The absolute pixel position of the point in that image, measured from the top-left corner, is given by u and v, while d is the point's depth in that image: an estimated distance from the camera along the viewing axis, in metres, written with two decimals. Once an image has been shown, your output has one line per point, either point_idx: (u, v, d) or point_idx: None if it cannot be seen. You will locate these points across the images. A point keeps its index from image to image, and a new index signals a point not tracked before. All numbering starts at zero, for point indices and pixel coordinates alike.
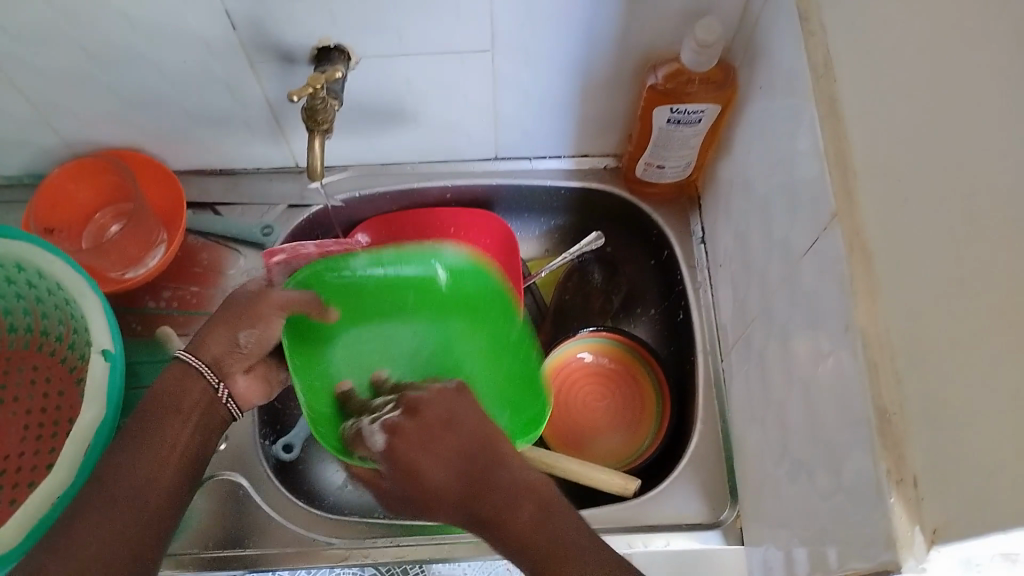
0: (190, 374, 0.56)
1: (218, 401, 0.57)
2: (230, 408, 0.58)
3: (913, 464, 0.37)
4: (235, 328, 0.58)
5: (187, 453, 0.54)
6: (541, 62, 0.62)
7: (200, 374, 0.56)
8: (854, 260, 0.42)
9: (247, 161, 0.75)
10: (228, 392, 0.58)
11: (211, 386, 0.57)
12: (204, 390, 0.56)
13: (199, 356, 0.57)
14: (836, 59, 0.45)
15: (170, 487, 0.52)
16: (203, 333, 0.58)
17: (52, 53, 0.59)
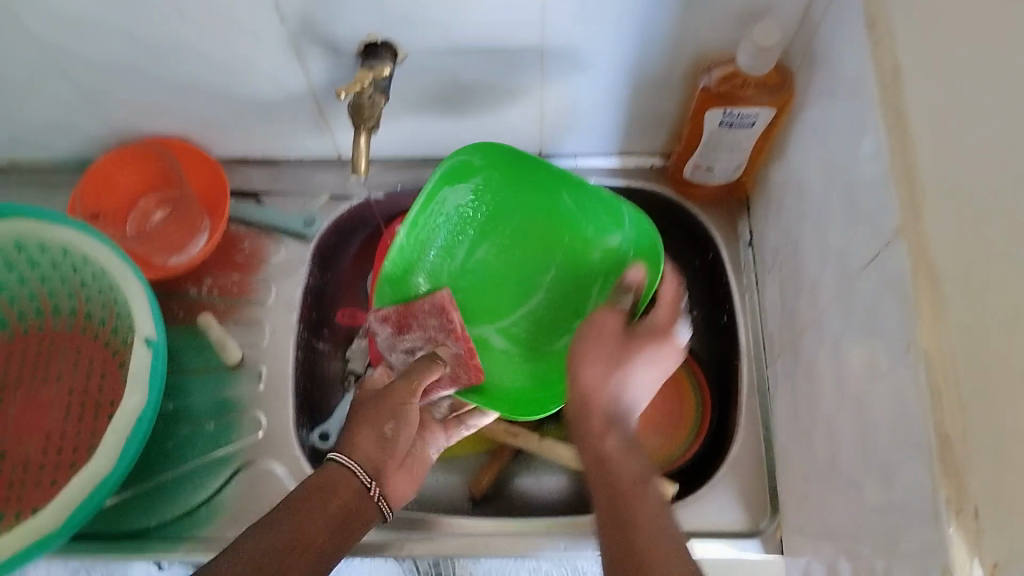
0: (346, 475, 0.57)
1: (370, 498, 0.57)
2: (383, 509, 0.58)
3: (974, 494, 0.36)
4: (377, 424, 0.61)
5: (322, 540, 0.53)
6: (592, 60, 0.61)
7: (355, 475, 0.57)
8: (919, 280, 0.40)
9: (291, 151, 0.75)
10: (381, 491, 0.58)
11: (365, 484, 0.57)
12: (358, 490, 0.57)
13: (352, 457, 0.58)
14: (904, 68, 0.44)
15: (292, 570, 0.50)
16: (351, 437, 0.60)
17: (103, 44, 0.60)
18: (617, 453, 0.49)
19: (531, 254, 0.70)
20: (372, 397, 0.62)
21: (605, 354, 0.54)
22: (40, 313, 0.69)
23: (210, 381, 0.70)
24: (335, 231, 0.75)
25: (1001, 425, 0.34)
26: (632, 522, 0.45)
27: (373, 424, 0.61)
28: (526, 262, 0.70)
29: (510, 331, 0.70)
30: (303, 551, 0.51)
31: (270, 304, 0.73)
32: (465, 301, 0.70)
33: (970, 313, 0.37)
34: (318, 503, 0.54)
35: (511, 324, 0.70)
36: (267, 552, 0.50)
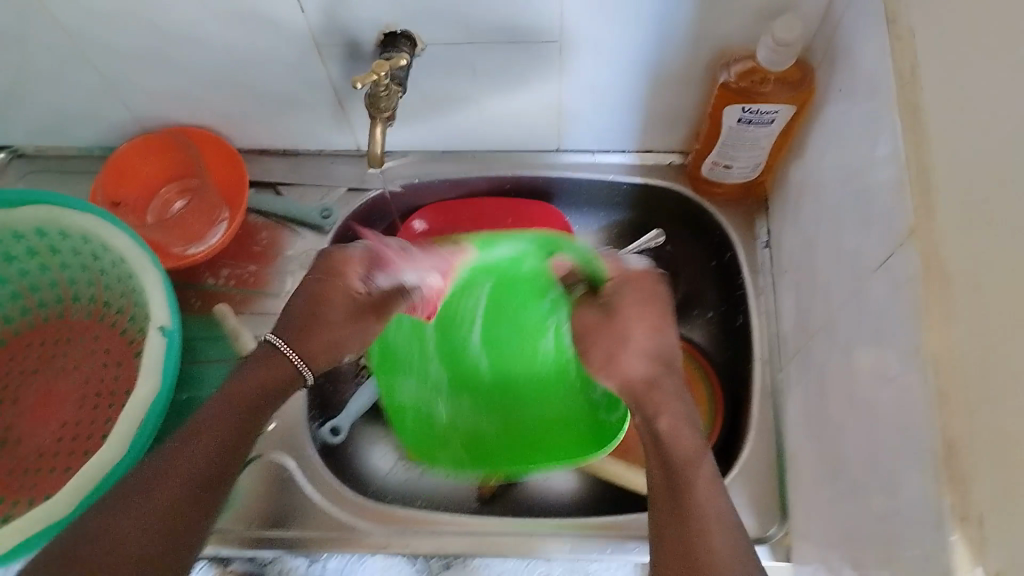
0: (279, 359, 0.59)
1: (298, 375, 0.59)
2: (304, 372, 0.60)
3: (979, 503, 0.35)
4: (325, 316, 0.61)
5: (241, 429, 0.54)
6: (610, 55, 0.60)
7: (284, 353, 0.59)
8: (931, 284, 0.40)
9: (311, 143, 0.76)
10: (307, 365, 0.60)
11: (296, 368, 0.59)
12: (288, 370, 0.59)
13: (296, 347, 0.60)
14: (923, 65, 0.43)
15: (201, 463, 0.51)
16: (302, 325, 0.60)
17: (126, 32, 0.60)
18: (670, 429, 0.50)
19: (535, 380, 0.71)
20: (309, 301, 0.61)
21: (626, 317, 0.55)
22: (61, 301, 0.71)
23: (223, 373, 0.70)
24: (352, 225, 0.75)
25: (1010, 432, 0.33)
26: (695, 507, 0.46)
27: (318, 309, 0.61)
28: (531, 367, 0.71)
29: (458, 330, 0.71)
30: (221, 442, 0.52)
31: (285, 295, 0.73)
32: (498, 293, 0.68)
33: (983, 316, 0.36)
34: (267, 366, 0.58)
35: (461, 342, 0.72)
36: (213, 453, 0.52)
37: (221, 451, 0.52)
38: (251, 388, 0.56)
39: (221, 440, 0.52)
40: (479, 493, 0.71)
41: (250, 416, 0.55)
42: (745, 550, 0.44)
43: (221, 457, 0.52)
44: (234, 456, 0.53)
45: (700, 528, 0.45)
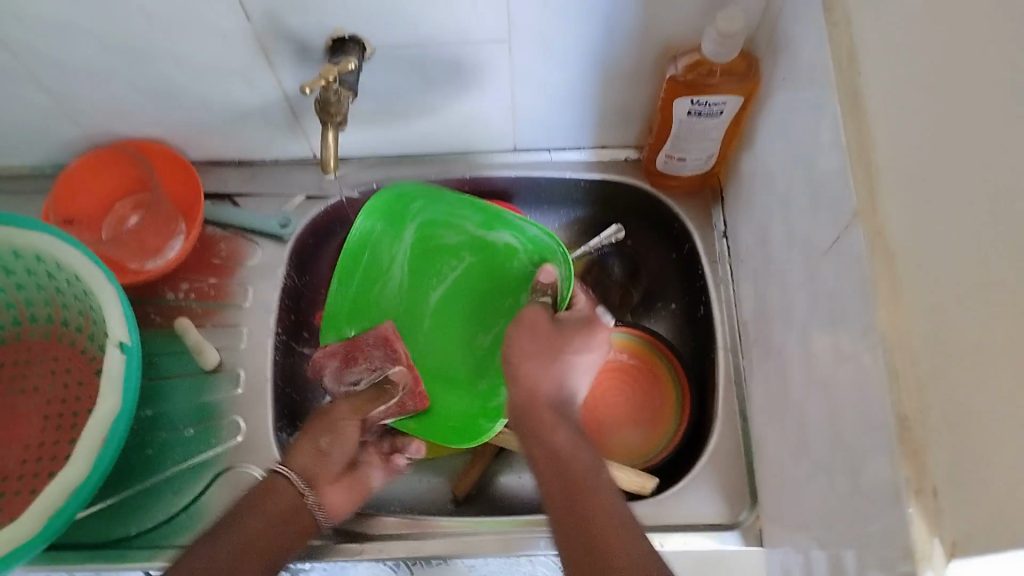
0: (281, 483, 0.62)
1: (303, 507, 0.62)
2: (316, 516, 0.63)
3: (933, 473, 0.35)
4: (317, 438, 0.66)
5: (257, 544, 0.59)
6: (559, 53, 0.61)
7: (290, 482, 0.63)
8: (877, 262, 0.40)
9: (265, 153, 0.75)
10: (316, 500, 0.63)
11: (297, 489, 0.62)
12: (290, 495, 0.62)
13: (290, 465, 0.64)
14: (859, 49, 0.44)
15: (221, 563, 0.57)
16: (295, 446, 0.65)
17: (71, 47, 0.60)
18: (568, 442, 0.55)
19: (459, 376, 0.72)
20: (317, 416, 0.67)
21: (546, 345, 0.59)
22: (18, 322, 0.70)
23: (189, 387, 0.70)
24: (311, 233, 0.75)
25: (962, 401, 0.34)
26: (588, 510, 0.50)
27: (312, 445, 0.65)
28: (452, 342, 0.73)
29: (429, 286, 0.73)
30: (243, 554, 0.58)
31: (246, 307, 0.72)
32: (474, 287, 0.73)
33: (930, 290, 0.36)
34: (262, 507, 0.61)
35: (439, 246, 0.73)
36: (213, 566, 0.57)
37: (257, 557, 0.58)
38: (260, 521, 0.60)
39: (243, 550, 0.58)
40: (453, 496, 0.71)
41: (281, 517, 0.61)
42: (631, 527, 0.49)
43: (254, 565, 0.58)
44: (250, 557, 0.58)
45: (595, 523, 0.49)
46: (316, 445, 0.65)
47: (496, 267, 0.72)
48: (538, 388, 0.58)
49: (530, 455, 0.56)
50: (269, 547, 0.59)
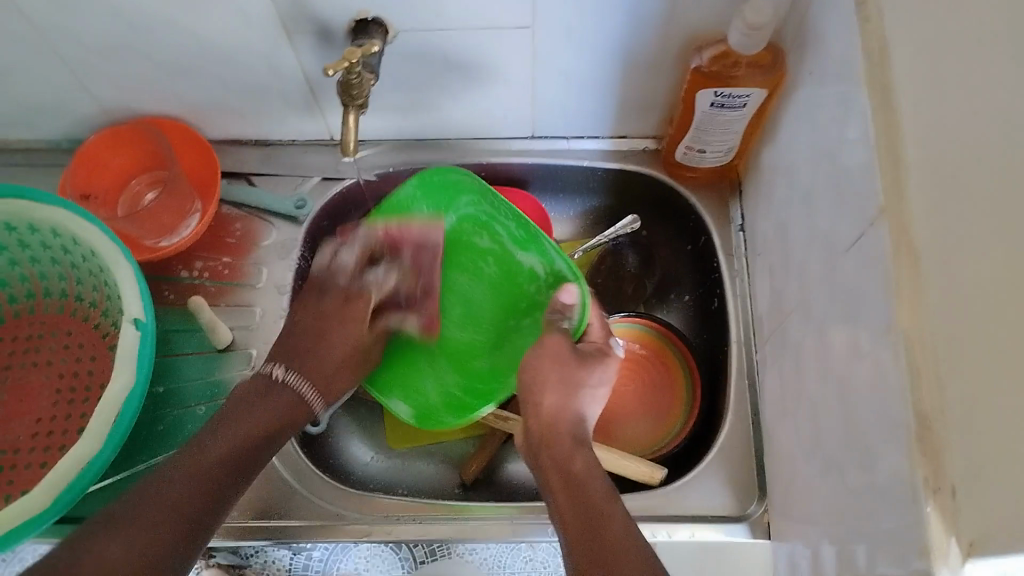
0: (288, 394, 0.63)
1: (302, 403, 0.63)
2: (309, 398, 0.64)
3: (950, 472, 0.35)
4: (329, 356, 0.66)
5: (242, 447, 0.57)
6: (583, 40, 0.60)
7: (300, 396, 0.64)
8: (901, 259, 0.40)
9: (282, 132, 0.75)
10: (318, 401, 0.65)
11: (297, 390, 0.63)
12: (291, 397, 0.63)
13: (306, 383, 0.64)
14: (891, 44, 0.44)
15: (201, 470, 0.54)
16: (312, 361, 0.65)
17: (93, 22, 0.59)
18: (583, 469, 0.55)
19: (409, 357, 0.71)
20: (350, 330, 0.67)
21: (564, 376, 0.60)
22: (31, 296, 0.70)
23: (200, 364, 0.70)
24: (327, 214, 0.75)
25: (981, 400, 0.34)
26: (606, 534, 0.49)
27: (323, 346, 0.66)
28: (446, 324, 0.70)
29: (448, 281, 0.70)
30: (234, 446, 0.57)
31: (260, 286, 0.73)
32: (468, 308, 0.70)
33: (954, 290, 0.36)
34: (265, 400, 0.61)
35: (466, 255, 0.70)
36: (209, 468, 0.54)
37: (240, 452, 0.57)
38: (255, 414, 0.59)
39: (234, 451, 0.57)
40: (461, 480, 0.71)
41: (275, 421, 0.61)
42: (646, 557, 0.47)
43: (236, 463, 0.56)
44: (243, 475, 0.56)
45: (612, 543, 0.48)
46: (329, 351, 0.66)
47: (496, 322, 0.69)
48: (559, 411, 0.59)
49: (546, 480, 0.55)
50: (251, 450, 0.58)
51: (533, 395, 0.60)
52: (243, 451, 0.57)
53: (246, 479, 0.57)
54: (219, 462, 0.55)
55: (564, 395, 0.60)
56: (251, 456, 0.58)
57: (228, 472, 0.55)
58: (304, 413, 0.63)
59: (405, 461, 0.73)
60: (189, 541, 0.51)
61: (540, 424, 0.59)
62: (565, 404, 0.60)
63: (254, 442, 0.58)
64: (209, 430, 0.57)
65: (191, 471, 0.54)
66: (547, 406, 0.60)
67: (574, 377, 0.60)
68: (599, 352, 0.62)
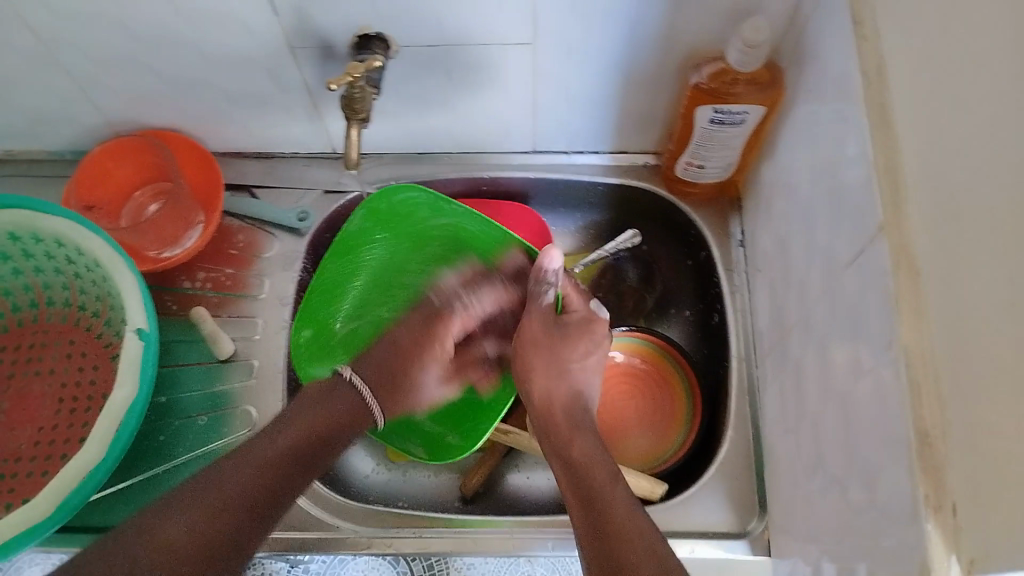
0: (351, 396, 0.62)
1: (366, 409, 0.62)
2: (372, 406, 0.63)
3: (952, 492, 0.36)
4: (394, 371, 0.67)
5: (307, 439, 0.55)
6: (585, 57, 0.61)
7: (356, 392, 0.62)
8: (900, 276, 0.40)
9: (285, 145, 0.75)
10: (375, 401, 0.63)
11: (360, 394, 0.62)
12: (352, 398, 0.61)
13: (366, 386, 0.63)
14: (888, 65, 0.44)
15: (267, 460, 0.52)
16: (372, 369, 0.66)
17: (98, 36, 0.60)
18: (584, 455, 0.56)
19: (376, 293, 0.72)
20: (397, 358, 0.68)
21: (548, 360, 0.63)
22: (35, 304, 0.70)
23: (201, 375, 0.70)
24: (328, 227, 0.76)
25: (979, 418, 0.34)
26: (613, 512, 0.49)
27: (385, 357, 0.68)
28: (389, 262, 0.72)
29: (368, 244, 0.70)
30: (300, 436, 0.55)
31: (262, 298, 0.73)
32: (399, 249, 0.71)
33: (953, 309, 0.36)
34: (323, 403, 0.59)
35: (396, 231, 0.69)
36: (277, 457, 0.53)
37: (304, 446, 0.55)
38: (325, 408, 0.59)
39: (301, 443, 0.55)
40: (460, 493, 0.71)
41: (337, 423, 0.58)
42: (647, 531, 0.47)
43: (304, 456, 0.54)
44: (311, 466, 0.54)
45: (614, 519, 0.48)
46: (390, 362, 0.68)
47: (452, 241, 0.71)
48: (551, 393, 0.62)
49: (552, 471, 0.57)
50: (320, 443, 0.56)
51: (544, 394, 0.62)
52: (309, 446, 0.55)
53: (313, 473, 0.55)
54: (285, 455, 0.53)
55: (549, 373, 0.63)
56: (320, 449, 0.56)
57: (296, 467, 0.53)
58: (361, 419, 0.61)
59: (404, 473, 0.73)
60: (258, 519, 0.48)
61: (540, 414, 0.62)
62: (556, 392, 0.62)
63: (320, 440, 0.56)
64: (280, 418, 0.56)
65: (254, 458, 0.52)
66: (554, 392, 0.62)
67: (558, 354, 0.63)
68: (580, 324, 0.64)
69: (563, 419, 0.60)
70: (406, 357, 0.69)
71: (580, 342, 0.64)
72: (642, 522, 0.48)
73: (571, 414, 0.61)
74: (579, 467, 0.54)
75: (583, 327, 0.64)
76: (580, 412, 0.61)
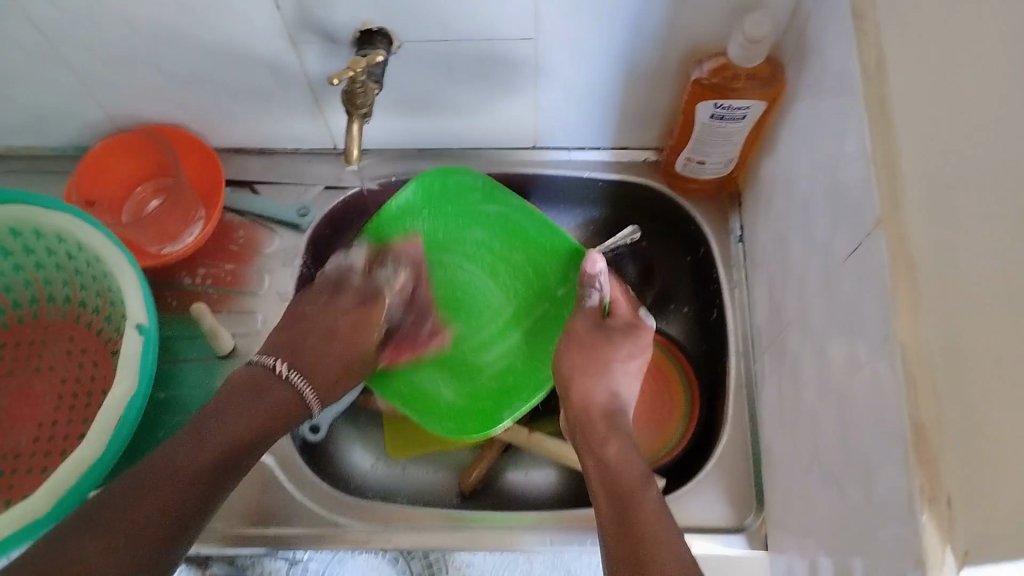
0: (293, 397, 0.63)
1: (300, 398, 0.63)
2: (304, 395, 0.64)
3: (947, 483, 0.36)
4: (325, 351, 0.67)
5: (237, 438, 0.57)
6: (585, 52, 0.61)
7: (288, 385, 0.63)
8: (898, 270, 0.40)
9: (286, 141, 0.76)
10: (307, 388, 0.64)
11: (287, 381, 0.63)
12: (283, 387, 0.62)
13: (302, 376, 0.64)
14: (888, 59, 0.44)
15: (195, 467, 0.53)
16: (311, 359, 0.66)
17: (101, 30, 0.60)
18: (617, 454, 0.57)
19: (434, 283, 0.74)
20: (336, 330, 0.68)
21: (591, 359, 0.63)
22: (35, 300, 0.70)
23: (201, 371, 0.70)
24: (329, 223, 0.76)
25: (974, 409, 0.34)
26: (637, 516, 0.51)
27: (320, 340, 0.67)
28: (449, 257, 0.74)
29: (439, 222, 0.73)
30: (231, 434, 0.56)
31: (263, 293, 0.73)
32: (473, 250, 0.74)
33: (950, 300, 0.36)
34: (258, 396, 0.60)
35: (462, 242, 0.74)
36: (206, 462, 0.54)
37: (226, 456, 0.55)
38: (256, 404, 0.59)
39: (229, 445, 0.56)
40: (459, 489, 0.71)
41: (255, 430, 0.58)
42: (672, 536, 0.49)
43: (224, 466, 0.55)
44: (237, 466, 0.56)
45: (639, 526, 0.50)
46: (324, 337, 0.67)
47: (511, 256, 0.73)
48: (590, 397, 0.63)
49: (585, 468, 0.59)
50: (250, 441, 0.57)
51: (582, 396, 0.63)
52: (220, 462, 0.55)
53: (239, 472, 0.56)
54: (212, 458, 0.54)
55: (593, 375, 0.63)
56: (250, 448, 0.57)
57: (222, 468, 0.55)
58: (295, 411, 0.62)
59: (404, 468, 0.73)
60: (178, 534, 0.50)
61: (577, 417, 0.62)
62: (595, 395, 0.63)
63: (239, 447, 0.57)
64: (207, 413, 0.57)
65: (178, 463, 0.53)
66: (591, 393, 0.63)
67: (602, 354, 0.63)
68: (629, 327, 0.65)
69: (602, 422, 0.61)
70: (332, 360, 0.67)
71: (616, 344, 0.64)
72: (666, 529, 0.50)
73: (609, 417, 0.62)
74: (611, 469, 0.56)
75: (627, 331, 0.65)
76: (616, 414, 0.62)
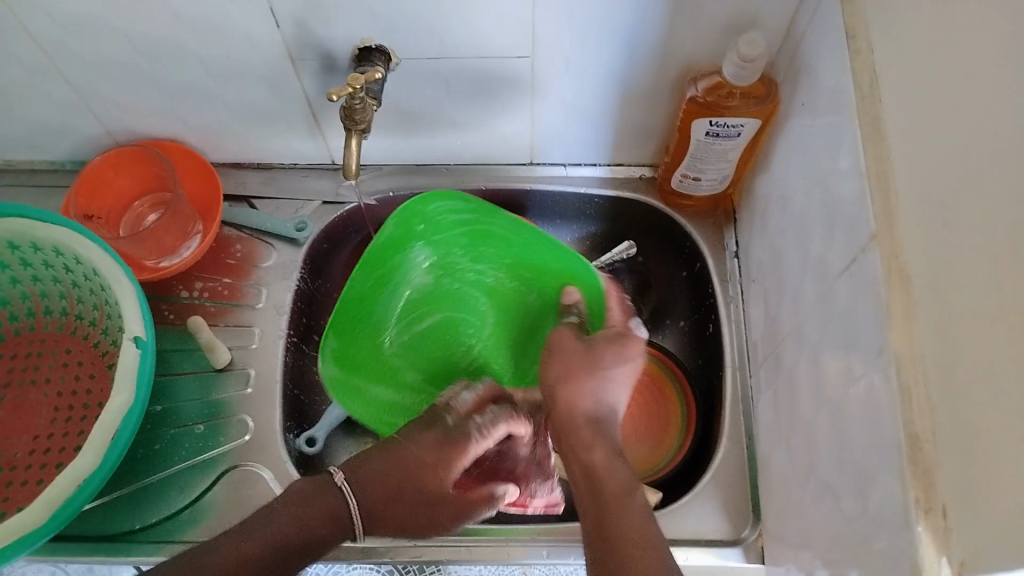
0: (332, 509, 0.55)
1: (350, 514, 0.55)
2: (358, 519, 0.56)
3: (942, 494, 0.36)
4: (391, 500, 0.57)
5: (297, 540, 0.53)
6: (582, 69, 0.62)
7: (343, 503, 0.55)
8: (892, 284, 0.41)
9: (284, 156, 0.76)
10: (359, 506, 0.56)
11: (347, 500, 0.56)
12: (338, 500, 0.55)
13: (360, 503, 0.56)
14: (880, 78, 0.45)
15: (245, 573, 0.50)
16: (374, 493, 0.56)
17: (101, 46, 0.61)
18: (603, 462, 0.55)
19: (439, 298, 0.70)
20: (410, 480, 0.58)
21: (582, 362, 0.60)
22: (32, 313, 0.70)
23: (199, 385, 0.70)
24: (326, 237, 0.76)
25: (967, 421, 0.34)
26: (615, 527, 0.50)
27: (390, 485, 0.57)
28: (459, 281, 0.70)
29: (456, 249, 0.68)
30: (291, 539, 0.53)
31: (260, 307, 0.73)
32: (480, 285, 0.70)
33: (943, 315, 0.37)
34: (312, 504, 0.55)
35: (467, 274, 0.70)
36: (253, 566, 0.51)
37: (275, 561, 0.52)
38: (313, 512, 0.54)
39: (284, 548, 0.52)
40: None
41: (288, 547, 0.52)
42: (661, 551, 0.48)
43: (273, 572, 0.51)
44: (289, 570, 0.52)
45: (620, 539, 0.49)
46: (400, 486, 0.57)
47: (518, 290, 0.70)
48: (574, 404, 0.58)
49: (572, 477, 0.56)
50: (308, 547, 0.53)
51: (568, 400, 0.59)
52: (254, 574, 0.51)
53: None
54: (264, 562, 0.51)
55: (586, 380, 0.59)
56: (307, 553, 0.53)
57: (267, 575, 0.51)
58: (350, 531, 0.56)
59: None
60: None
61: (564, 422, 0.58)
62: (581, 402, 0.58)
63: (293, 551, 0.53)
64: (267, 514, 0.53)
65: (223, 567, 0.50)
66: (576, 405, 0.59)
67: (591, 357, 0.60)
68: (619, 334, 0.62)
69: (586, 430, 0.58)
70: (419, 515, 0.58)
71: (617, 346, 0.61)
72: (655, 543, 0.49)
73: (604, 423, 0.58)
74: (597, 476, 0.54)
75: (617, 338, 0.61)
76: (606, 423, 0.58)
